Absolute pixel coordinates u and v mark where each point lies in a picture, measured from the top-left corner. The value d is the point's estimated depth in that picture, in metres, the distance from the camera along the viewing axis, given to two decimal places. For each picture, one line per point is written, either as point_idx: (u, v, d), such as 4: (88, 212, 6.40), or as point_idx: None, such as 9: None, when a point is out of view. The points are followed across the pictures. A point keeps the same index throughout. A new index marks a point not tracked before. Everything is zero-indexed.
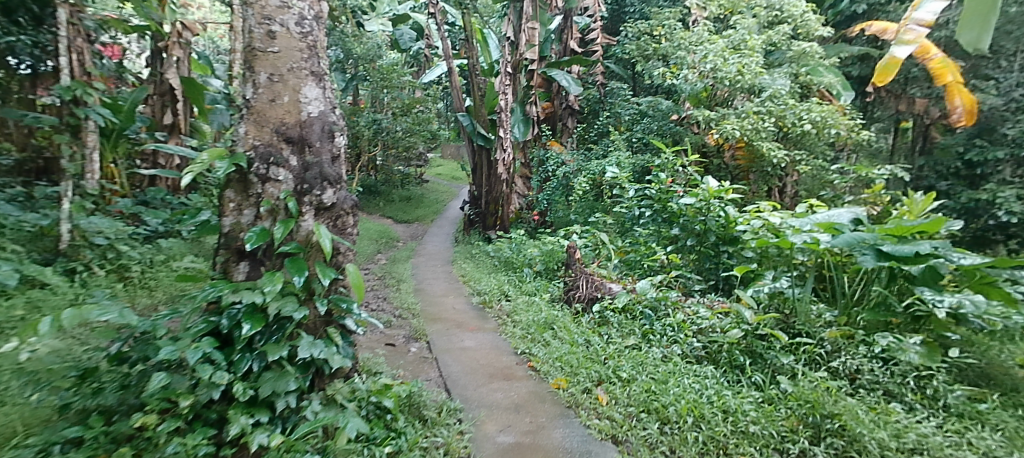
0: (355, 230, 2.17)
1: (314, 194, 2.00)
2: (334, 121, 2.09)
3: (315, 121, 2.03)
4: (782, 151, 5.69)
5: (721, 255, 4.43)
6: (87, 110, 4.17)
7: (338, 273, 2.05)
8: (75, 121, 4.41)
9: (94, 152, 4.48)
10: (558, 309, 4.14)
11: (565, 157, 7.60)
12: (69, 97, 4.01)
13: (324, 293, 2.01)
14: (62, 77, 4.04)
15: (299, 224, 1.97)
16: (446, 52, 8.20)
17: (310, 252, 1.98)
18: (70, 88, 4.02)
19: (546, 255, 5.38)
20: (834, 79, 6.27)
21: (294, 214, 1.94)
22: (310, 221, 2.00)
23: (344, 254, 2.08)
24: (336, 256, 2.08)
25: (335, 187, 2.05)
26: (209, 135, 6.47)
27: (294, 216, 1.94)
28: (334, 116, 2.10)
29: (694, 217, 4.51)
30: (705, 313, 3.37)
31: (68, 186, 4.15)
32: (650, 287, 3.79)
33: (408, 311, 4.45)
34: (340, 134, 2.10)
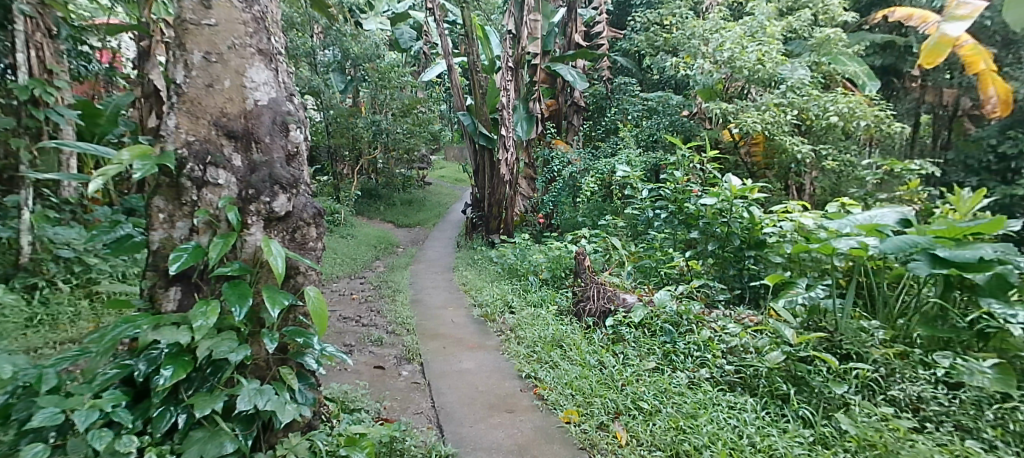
0: (318, 245, 1.78)
1: (264, 201, 1.61)
2: (289, 112, 1.71)
3: (265, 110, 1.65)
4: (806, 146, 5.27)
5: (745, 261, 4.02)
6: (47, 111, 3.80)
7: (295, 299, 1.68)
8: (34, 123, 3.92)
9: (71, 159, 4.21)
10: (566, 323, 3.74)
11: (571, 156, 7.19)
12: (26, 96, 3.67)
13: (277, 324, 1.63)
14: (19, 75, 3.71)
15: (244, 239, 1.59)
16: (445, 49, 7.67)
17: (259, 273, 1.61)
18: (27, 87, 3.67)
19: (553, 261, 4.97)
20: (858, 68, 5.85)
21: (236, 228, 1.56)
22: (259, 235, 1.62)
23: (304, 275, 1.71)
24: (295, 277, 1.70)
25: (290, 192, 1.66)
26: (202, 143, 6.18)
27: (236, 229, 1.56)
28: (289, 106, 1.72)
29: (714, 219, 4.11)
30: (736, 329, 2.96)
31: (28, 194, 3.77)
32: (669, 298, 3.38)
33: (403, 326, 4.07)
34: (297, 127, 1.72)
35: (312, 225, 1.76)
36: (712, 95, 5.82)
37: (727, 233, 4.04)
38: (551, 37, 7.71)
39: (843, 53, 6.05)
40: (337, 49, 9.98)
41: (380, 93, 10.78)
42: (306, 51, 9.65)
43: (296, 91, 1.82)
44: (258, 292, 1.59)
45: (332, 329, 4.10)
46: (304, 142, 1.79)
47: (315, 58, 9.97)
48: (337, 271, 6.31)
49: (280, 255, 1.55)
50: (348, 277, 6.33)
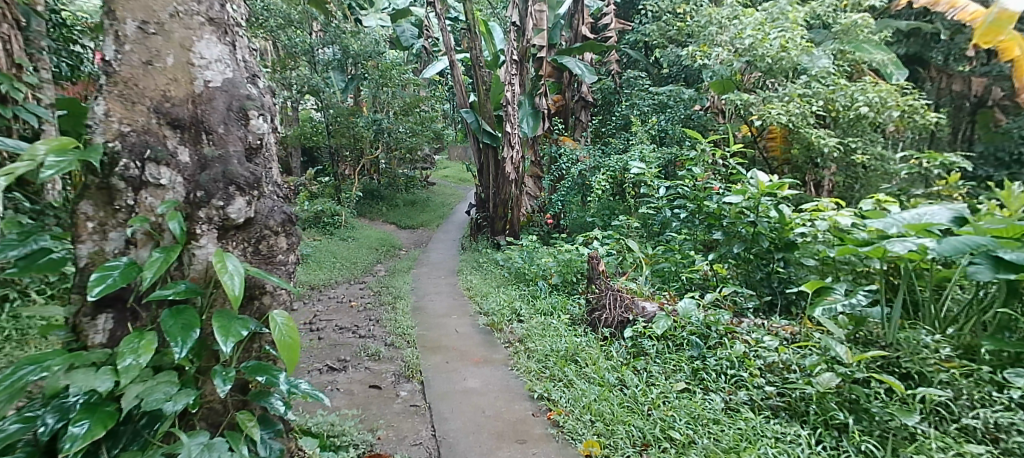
0: (289, 258, 1.56)
1: (216, 203, 1.39)
2: (248, 95, 1.49)
3: (220, 94, 1.43)
4: (834, 139, 4.93)
5: (773, 263, 3.71)
6: (17, 109, 3.47)
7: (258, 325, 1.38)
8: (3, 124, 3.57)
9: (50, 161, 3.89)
10: (581, 334, 3.43)
11: (580, 153, 6.86)
12: None
13: (236, 358, 1.34)
14: None
15: (191, 253, 1.35)
16: (448, 45, 7.34)
17: (211, 293, 1.34)
18: None
19: (562, 265, 4.66)
20: (886, 56, 5.51)
21: (182, 240, 1.30)
22: (210, 248, 1.39)
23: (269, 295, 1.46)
24: (258, 298, 1.44)
25: (251, 193, 1.44)
26: None
27: (182, 242, 1.30)
28: (248, 88, 1.50)
29: (738, 218, 3.79)
30: (774, 344, 2.66)
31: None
32: (694, 308, 3.08)
33: (402, 338, 3.77)
34: (258, 113, 1.49)
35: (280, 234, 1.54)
36: (727, 88, 5.57)
37: (754, 234, 3.72)
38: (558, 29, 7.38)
39: (869, 40, 5.70)
40: (337, 46, 9.66)
41: (380, 92, 10.48)
42: (304, 49, 9.35)
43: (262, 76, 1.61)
44: (210, 318, 1.32)
45: (327, 341, 3.81)
46: (268, 132, 1.57)
47: (315, 55, 9.67)
48: (336, 276, 6.03)
49: (235, 274, 1.26)
50: (348, 282, 6.05)
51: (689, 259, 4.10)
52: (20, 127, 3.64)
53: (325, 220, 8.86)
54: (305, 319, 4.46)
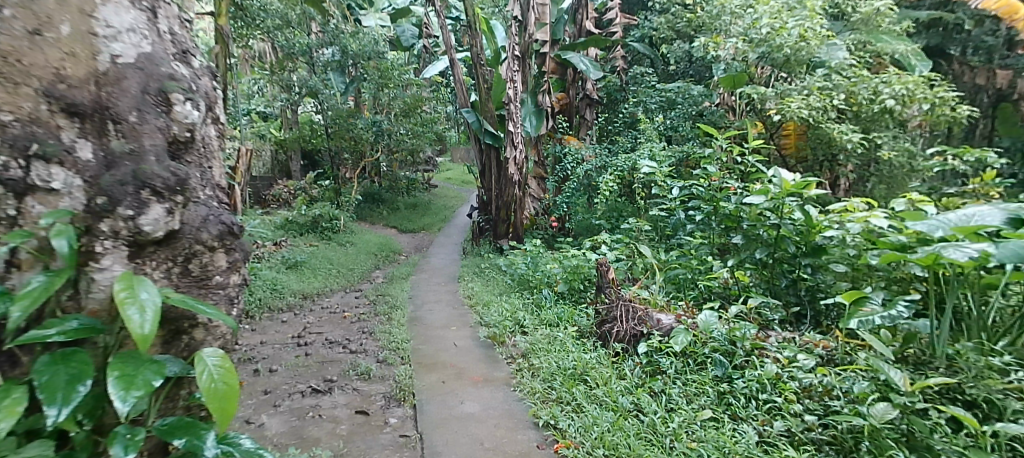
0: (220, 278, 1.68)
1: (126, 208, 1.41)
2: (166, 74, 1.60)
3: (132, 72, 1.52)
4: (857, 134, 4.62)
5: (799, 269, 3.41)
6: None
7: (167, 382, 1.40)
8: None
9: None
10: (590, 350, 3.13)
11: (585, 153, 6.58)
12: None
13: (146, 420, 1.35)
14: None
15: (85, 283, 1.37)
16: (448, 44, 7.04)
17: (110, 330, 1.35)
18: None
19: (568, 271, 4.37)
20: (909, 46, 5.20)
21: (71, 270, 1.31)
22: (110, 273, 1.41)
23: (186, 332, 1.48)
24: (182, 335, 1.48)
25: (169, 199, 1.49)
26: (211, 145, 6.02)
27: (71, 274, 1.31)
28: (165, 68, 1.61)
29: (758, 220, 3.51)
30: (811, 364, 2.38)
31: None
32: (715, 321, 2.80)
33: (396, 353, 3.48)
34: (178, 95, 1.62)
35: (215, 248, 1.66)
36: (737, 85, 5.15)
37: (778, 237, 3.43)
38: (561, 25, 7.40)
39: (888, 31, 5.42)
40: (336, 47, 9.45)
41: (380, 93, 10.19)
42: (302, 50, 9.13)
43: (195, 59, 1.77)
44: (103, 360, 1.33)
45: (315, 358, 3.51)
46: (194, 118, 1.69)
47: (313, 57, 9.46)
48: (331, 284, 5.76)
49: (147, 319, 1.17)
50: (344, 290, 5.79)
51: (706, 265, 3.80)
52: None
53: (323, 225, 8.59)
54: (294, 332, 4.18)
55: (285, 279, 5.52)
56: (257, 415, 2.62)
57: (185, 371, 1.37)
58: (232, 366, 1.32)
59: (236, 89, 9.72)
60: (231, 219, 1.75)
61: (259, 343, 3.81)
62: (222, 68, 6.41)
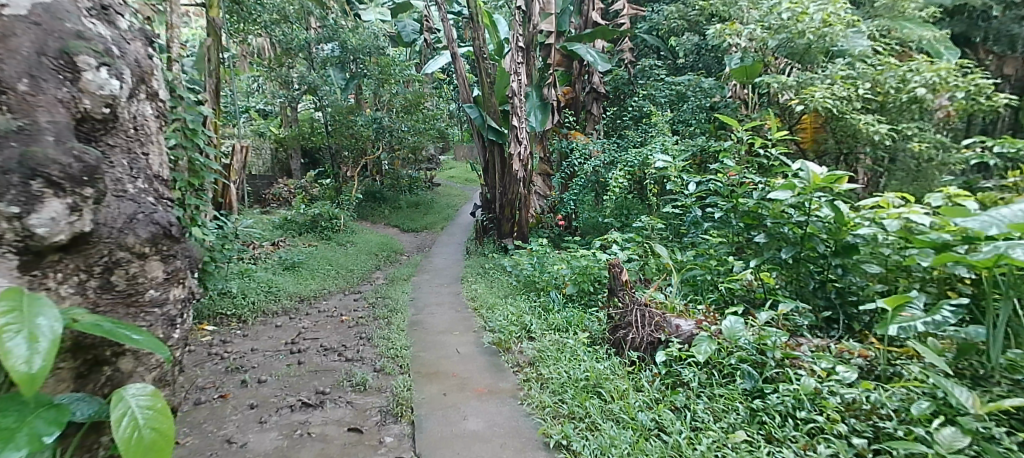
0: (146, 280, 1.84)
1: (10, 204, 1.36)
2: (69, 30, 1.66)
3: (27, 28, 1.55)
4: (885, 125, 4.40)
5: (829, 270, 3.17)
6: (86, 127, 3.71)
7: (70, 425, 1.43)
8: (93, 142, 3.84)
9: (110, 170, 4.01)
10: (604, 359, 2.89)
11: (593, 148, 6.34)
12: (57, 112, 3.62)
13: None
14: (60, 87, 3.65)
15: None
16: (450, 38, 6.79)
17: None
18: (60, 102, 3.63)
19: (577, 272, 4.12)
20: (937, 32, 4.95)
21: None
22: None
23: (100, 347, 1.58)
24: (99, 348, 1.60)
25: (67, 196, 1.46)
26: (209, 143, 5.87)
27: None
28: (70, 23, 1.68)
29: (783, 217, 3.28)
30: (853, 378, 2.15)
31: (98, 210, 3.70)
32: (741, 327, 2.56)
33: (395, 362, 3.25)
34: (87, 56, 1.67)
35: (146, 252, 1.83)
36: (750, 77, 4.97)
37: (807, 234, 3.19)
38: (566, 16, 6.86)
39: (913, 18, 5.17)
40: (336, 43, 9.27)
41: (381, 90, 9.90)
42: (300, 45, 8.94)
43: (118, 22, 1.93)
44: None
45: (308, 367, 3.27)
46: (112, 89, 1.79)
47: (311, 52, 9.23)
48: (330, 285, 5.53)
49: (39, 351, 1.19)
50: (342, 292, 5.56)
51: (726, 266, 3.55)
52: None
53: (323, 225, 8.37)
54: (287, 337, 3.94)
55: (281, 280, 5.29)
56: (241, 433, 2.40)
57: (99, 413, 1.43)
58: (159, 405, 1.34)
59: (234, 86, 9.50)
60: (164, 220, 1.94)
61: (250, 351, 3.58)
62: (216, 62, 6.20)
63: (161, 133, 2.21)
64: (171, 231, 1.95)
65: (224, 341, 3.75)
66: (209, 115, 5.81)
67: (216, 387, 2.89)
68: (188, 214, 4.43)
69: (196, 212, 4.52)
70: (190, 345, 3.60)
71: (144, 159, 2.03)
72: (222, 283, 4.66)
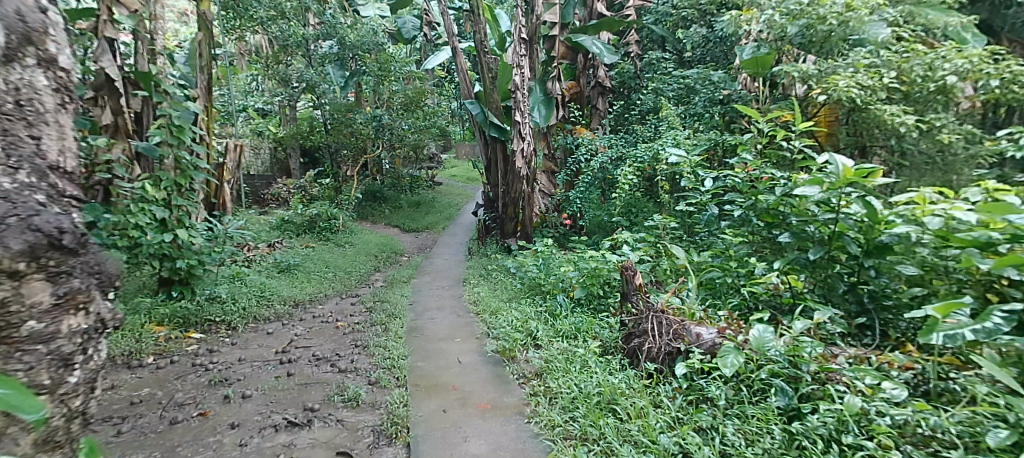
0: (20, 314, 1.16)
1: None
2: None
3: None
4: (911, 116, 4.18)
5: (861, 272, 2.92)
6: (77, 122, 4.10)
7: None
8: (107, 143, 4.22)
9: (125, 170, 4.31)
10: (618, 371, 2.66)
11: (600, 143, 6.11)
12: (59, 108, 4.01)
13: None
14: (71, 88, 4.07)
15: None
16: (449, 32, 6.54)
17: None
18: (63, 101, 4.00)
19: (585, 275, 3.88)
20: (964, 18, 4.72)
21: None
22: None
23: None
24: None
25: None
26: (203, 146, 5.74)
27: None
28: None
29: (809, 215, 3.04)
30: (903, 396, 1.92)
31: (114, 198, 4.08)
32: (770, 336, 2.33)
33: (391, 374, 3.02)
34: None
35: (14, 271, 1.15)
36: (760, 68, 4.95)
37: (836, 232, 2.94)
38: (570, 7, 6.65)
39: (936, 3, 4.98)
40: (334, 39, 9.12)
41: (381, 87, 9.65)
42: (297, 41, 8.70)
43: None
44: None
45: (298, 379, 3.04)
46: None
47: (309, 48, 9.02)
48: (326, 289, 5.31)
49: None
50: (340, 296, 5.33)
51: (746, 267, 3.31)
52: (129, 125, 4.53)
53: (321, 225, 8.15)
54: (278, 346, 3.71)
55: (274, 283, 5.06)
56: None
57: None
58: None
59: (231, 85, 9.29)
60: (53, 224, 1.24)
61: (237, 361, 3.34)
62: (207, 58, 5.99)
63: (64, 112, 1.43)
64: (63, 240, 1.25)
65: (211, 350, 3.52)
66: (200, 113, 5.63)
67: (197, 403, 2.65)
68: (175, 215, 4.22)
69: (183, 214, 4.31)
70: (173, 355, 3.37)
71: (33, 145, 1.30)
72: (212, 288, 4.43)
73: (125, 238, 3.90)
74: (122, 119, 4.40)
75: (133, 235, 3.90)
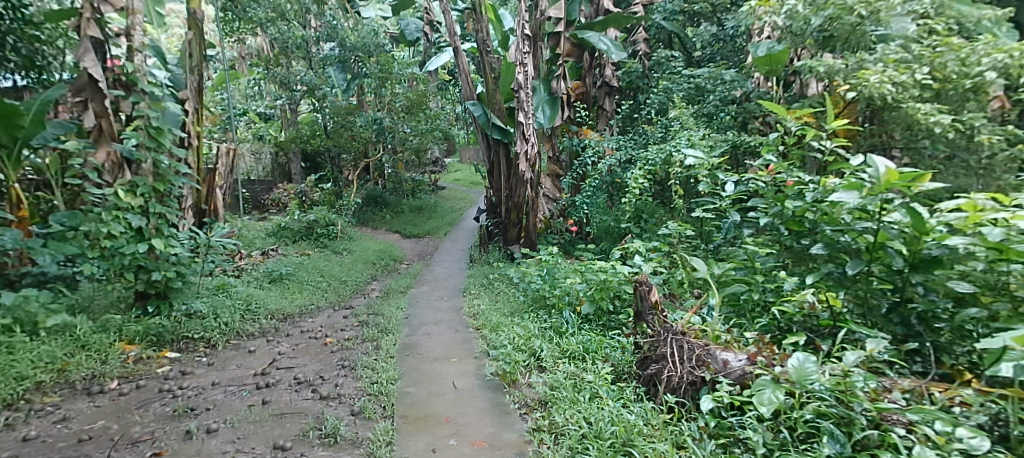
0: None
1: None
2: None
3: None
4: (947, 115, 3.84)
5: (906, 289, 2.59)
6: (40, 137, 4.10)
7: None
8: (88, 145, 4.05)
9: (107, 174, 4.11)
10: (634, 405, 2.33)
11: (607, 145, 5.78)
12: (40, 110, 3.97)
13: None
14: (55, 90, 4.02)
15: None
16: (451, 30, 6.21)
17: None
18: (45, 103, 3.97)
19: (593, 288, 3.54)
20: (1000, 11, 4.37)
21: None
22: None
23: None
24: None
25: None
26: (189, 153, 5.43)
27: None
28: None
29: (848, 225, 2.71)
30: (986, 448, 1.63)
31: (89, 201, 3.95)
32: (813, 368, 2.03)
33: (378, 402, 2.71)
34: None
35: None
36: (775, 66, 4.73)
37: (877, 242, 2.61)
38: (576, 3, 6.33)
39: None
40: (335, 41, 8.85)
41: (382, 89, 9.36)
42: (297, 43, 8.49)
43: None
44: None
45: (273, 408, 2.74)
46: None
47: (310, 50, 8.87)
48: (317, 300, 5.00)
49: None
50: (332, 308, 5.01)
51: (774, 280, 2.98)
52: (117, 128, 4.29)
53: (319, 231, 7.86)
54: (258, 367, 3.41)
55: (262, 294, 4.75)
56: None
57: None
58: None
59: (229, 88, 9.03)
60: None
61: (210, 385, 3.05)
62: (199, 57, 5.48)
63: None
64: None
65: (184, 373, 3.23)
66: (187, 116, 5.35)
67: (154, 441, 2.38)
68: (153, 223, 3.91)
69: (163, 222, 4.01)
70: (140, 379, 3.08)
71: None
72: (192, 301, 4.14)
73: (97, 248, 3.64)
74: (106, 123, 4.14)
75: (106, 245, 3.63)
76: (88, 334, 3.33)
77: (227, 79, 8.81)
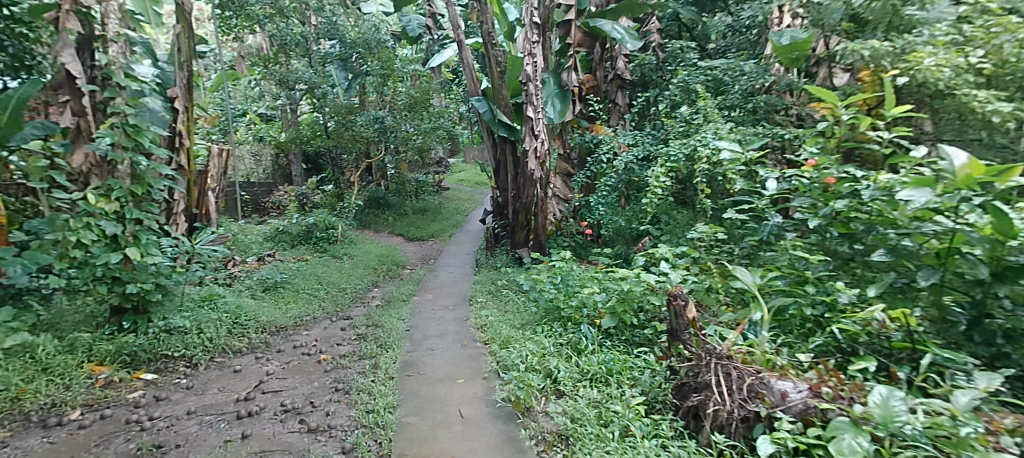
0: None
1: None
2: None
3: None
4: (1008, 103, 3.44)
5: (986, 302, 2.21)
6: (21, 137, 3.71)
7: None
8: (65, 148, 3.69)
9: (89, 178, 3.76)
10: (674, 445, 1.97)
11: (622, 141, 5.41)
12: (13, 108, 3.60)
13: None
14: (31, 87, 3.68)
15: None
16: (454, 23, 5.84)
17: None
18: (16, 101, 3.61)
19: (615, 299, 3.18)
20: None
21: None
22: None
23: None
24: None
25: None
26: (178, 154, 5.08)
27: None
28: None
29: (918, 229, 2.33)
30: None
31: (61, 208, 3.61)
32: (898, 404, 1.68)
33: (374, 437, 2.36)
34: None
35: None
36: (802, 53, 4.42)
37: (952, 248, 2.23)
38: None
39: None
40: (335, 39, 8.52)
41: (385, 87, 9.01)
42: (296, 40, 8.15)
43: None
44: None
45: (253, 444, 2.40)
46: None
47: (310, 48, 8.52)
48: (314, 311, 4.65)
49: None
50: (330, 319, 4.66)
51: (826, 291, 2.60)
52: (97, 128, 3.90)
53: (318, 235, 7.51)
54: (241, 390, 3.07)
55: (253, 304, 4.40)
56: None
57: None
58: None
59: (226, 88, 8.70)
60: None
61: (185, 414, 2.71)
62: (189, 53, 5.17)
63: None
64: None
65: (157, 399, 2.88)
66: (175, 116, 5.00)
67: None
68: (130, 230, 3.57)
69: (142, 228, 3.67)
70: (107, 408, 2.75)
71: None
72: (174, 315, 3.79)
73: (66, 258, 3.31)
74: (85, 123, 3.77)
75: (76, 256, 3.30)
76: (54, 355, 3.00)
77: (224, 79, 8.50)
